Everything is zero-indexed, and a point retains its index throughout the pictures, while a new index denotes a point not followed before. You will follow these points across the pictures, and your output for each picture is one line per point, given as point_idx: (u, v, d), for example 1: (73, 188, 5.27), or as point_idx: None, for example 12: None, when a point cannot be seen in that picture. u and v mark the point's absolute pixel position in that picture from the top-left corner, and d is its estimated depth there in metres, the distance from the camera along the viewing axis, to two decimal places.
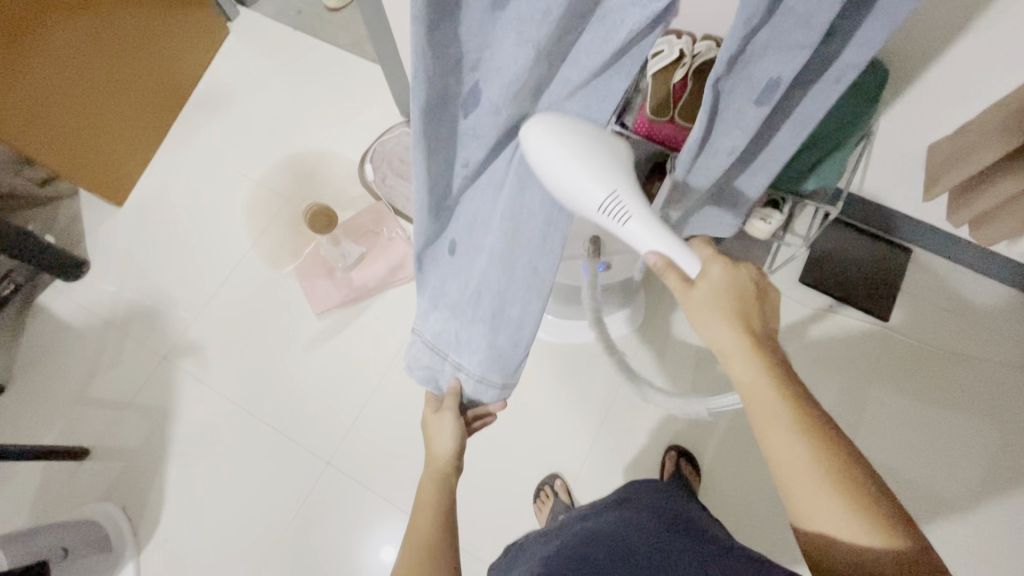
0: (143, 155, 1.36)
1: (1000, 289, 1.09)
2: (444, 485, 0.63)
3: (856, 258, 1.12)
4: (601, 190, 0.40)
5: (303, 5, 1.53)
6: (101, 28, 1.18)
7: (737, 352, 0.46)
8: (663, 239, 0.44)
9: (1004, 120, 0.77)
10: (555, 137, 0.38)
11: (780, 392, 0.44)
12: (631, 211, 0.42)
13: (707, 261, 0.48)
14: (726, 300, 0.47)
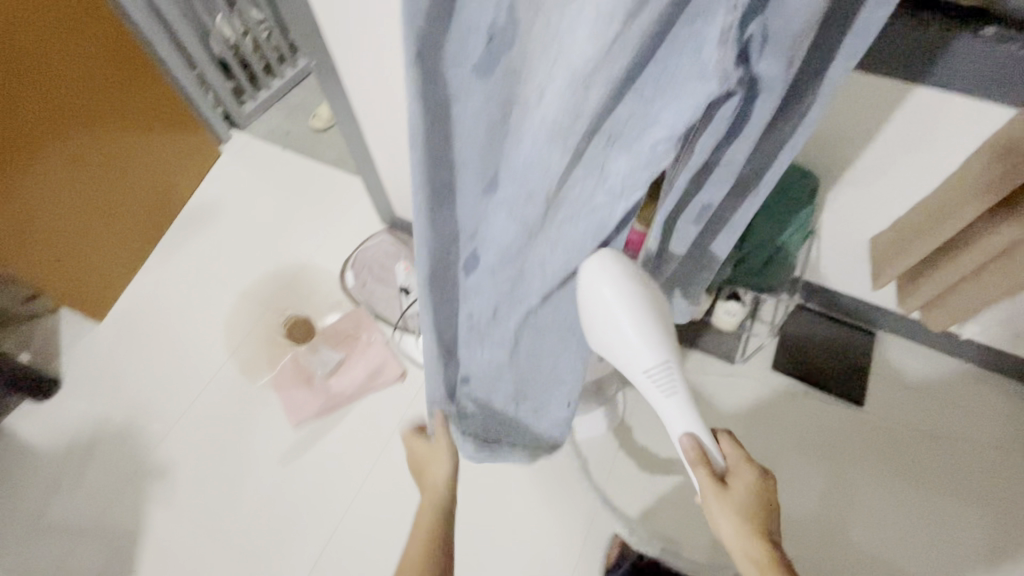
0: (130, 269, 1.40)
1: (961, 366, 1.13)
2: (440, 522, 0.69)
3: (824, 342, 1.16)
4: (648, 354, 0.55)
5: (292, 128, 1.66)
6: (99, 152, 1.27)
7: (739, 534, 0.58)
8: (689, 420, 0.58)
9: (933, 214, 0.84)
10: (615, 288, 0.53)
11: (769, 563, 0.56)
12: (672, 385, 0.56)
13: (739, 466, 0.62)
14: (752, 504, 0.59)
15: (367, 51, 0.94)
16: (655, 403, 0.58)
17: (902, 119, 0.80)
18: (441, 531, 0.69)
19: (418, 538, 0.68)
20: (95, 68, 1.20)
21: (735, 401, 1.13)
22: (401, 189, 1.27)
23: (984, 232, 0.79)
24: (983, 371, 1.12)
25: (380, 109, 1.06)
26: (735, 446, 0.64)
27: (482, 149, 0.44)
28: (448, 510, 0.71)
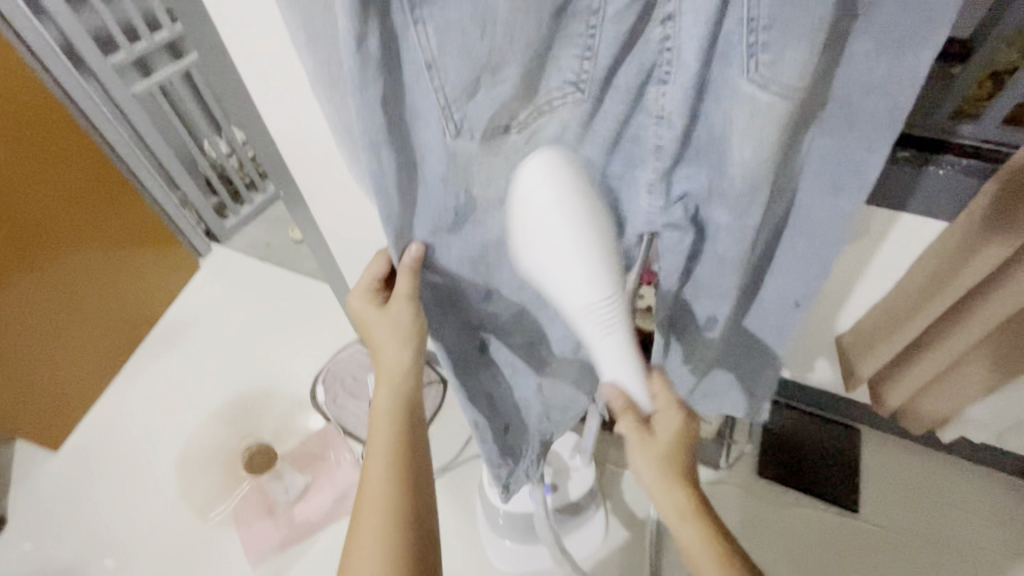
0: (93, 392, 1.36)
1: (955, 462, 1.09)
2: (407, 443, 0.62)
3: (810, 443, 1.11)
4: (593, 293, 0.49)
5: (272, 239, 1.70)
6: (71, 278, 1.29)
7: (663, 478, 0.61)
8: (611, 360, 0.57)
9: (901, 308, 0.82)
10: (573, 211, 0.44)
11: (686, 496, 0.61)
12: (611, 322, 0.53)
13: (666, 406, 0.63)
14: (676, 444, 0.62)
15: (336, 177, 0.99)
16: (590, 340, 0.55)
17: (890, 243, 0.84)
18: (410, 454, 0.61)
19: (385, 467, 0.59)
20: (80, 193, 1.27)
21: (724, 513, 1.06)
22: None
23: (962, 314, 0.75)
24: (979, 467, 1.08)
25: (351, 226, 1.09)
26: (662, 388, 0.63)
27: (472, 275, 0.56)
28: (413, 424, 0.63)
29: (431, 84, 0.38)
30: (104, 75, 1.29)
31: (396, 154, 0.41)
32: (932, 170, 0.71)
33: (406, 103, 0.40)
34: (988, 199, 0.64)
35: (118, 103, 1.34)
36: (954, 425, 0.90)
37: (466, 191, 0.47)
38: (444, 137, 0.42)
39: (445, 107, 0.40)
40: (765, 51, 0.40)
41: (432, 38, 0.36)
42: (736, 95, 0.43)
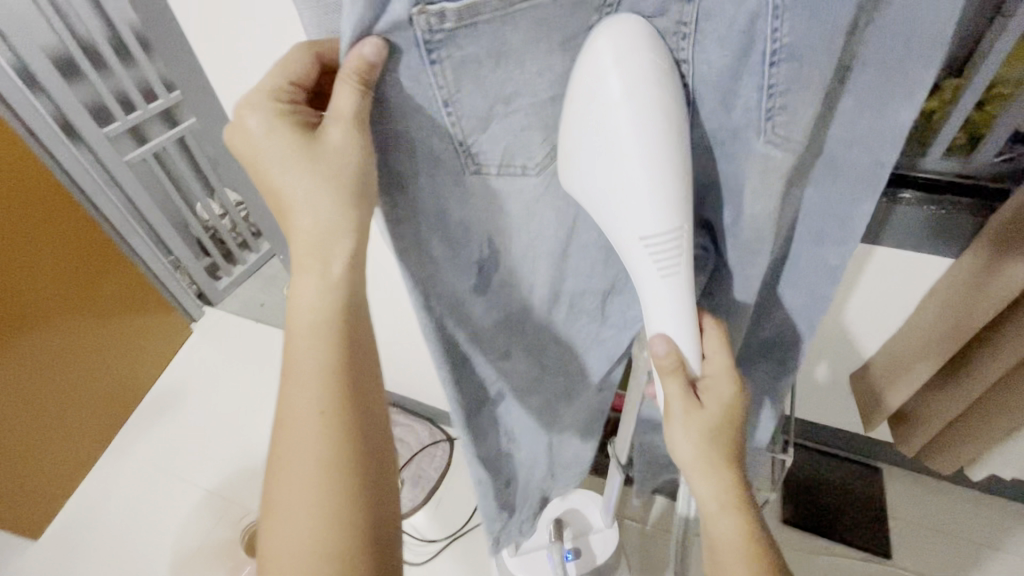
0: (78, 470, 1.29)
1: (982, 499, 1.06)
2: (341, 365, 0.41)
3: (832, 485, 1.08)
4: (657, 213, 0.34)
5: (266, 298, 1.67)
6: (58, 352, 1.24)
7: (700, 458, 0.46)
8: (676, 323, 0.39)
9: (914, 349, 0.81)
10: (631, 83, 0.31)
11: (727, 483, 0.46)
12: (672, 262, 0.36)
13: (716, 369, 0.44)
14: (715, 420, 0.44)
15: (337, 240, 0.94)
16: (642, 291, 0.39)
17: (871, 273, 0.86)
18: (348, 387, 0.41)
19: (309, 403, 0.40)
20: (69, 265, 1.24)
21: None
22: None
23: (981, 349, 0.75)
24: (1006, 503, 1.05)
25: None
26: (715, 345, 0.44)
27: (489, 342, 0.51)
28: (354, 336, 0.42)
29: (445, 121, 0.33)
30: (96, 144, 1.28)
31: (418, 213, 0.38)
32: (930, 211, 0.74)
33: (423, 159, 0.35)
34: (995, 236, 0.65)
35: (111, 171, 1.34)
36: (983, 463, 0.89)
37: (492, 250, 0.42)
38: (473, 196, 0.38)
39: (459, 144, 0.35)
40: (782, 113, 0.32)
41: (450, 77, 0.31)
42: (747, 155, 0.35)
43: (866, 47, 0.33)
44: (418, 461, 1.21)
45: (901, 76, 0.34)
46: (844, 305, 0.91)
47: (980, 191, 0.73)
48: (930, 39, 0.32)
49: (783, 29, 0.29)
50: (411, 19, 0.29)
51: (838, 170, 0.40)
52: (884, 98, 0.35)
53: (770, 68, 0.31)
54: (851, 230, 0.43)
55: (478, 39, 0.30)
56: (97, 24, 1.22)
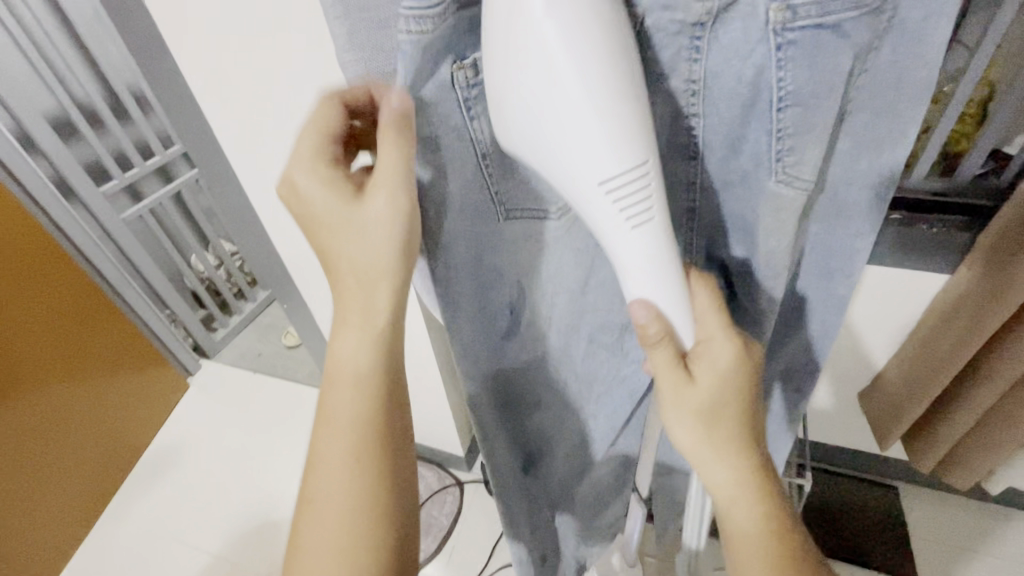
0: (71, 538, 1.25)
1: (1001, 513, 1.05)
2: (376, 413, 0.43)
3: (852, 508, 1.07)
4: (616, 150, 0.29)
5: (263, 347, 1.64)
6: (52, 417, 1.20)
7: (700, 438, 0.41)
8: (656, 279, 0.34)
9: (924, 367, 0.81)
10: (565, 8, 0.26)
11: (735, 452, 0.41)
12: (643, 209, 0.32)
13: (707, 330, 0.39)
14: (713, 392, 0.39)
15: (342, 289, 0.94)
16: (610, 247, 0.34)
17: (872, 293, 0.88)
18: (382, 435, 0.43)
19: (346, 446, 0.42)
20: (64, 326, 1.22)
21: None
22: None
23: (990, 364, 0.76)
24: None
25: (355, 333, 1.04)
26: (704, 301, 0.39)
27: (511, 393, 0.49)
28: (390, 387, 0.44)
29: (481, 172, 0.34)
30: (94, 204, 1.29)
31: (466, 257, 0.37)
32: (925, 229, 0.77)
33: (461, 210, 0.35)
34: (994, 253, 0.68)
35: (108, 228, 1.34)
36: (999, 475, 0.90)
37: (520, 295, 0.41)
38: (505, 241, 0.37)
39: (491, 194, 0.35)
40: (790, 155, 0.33)
41: (488, 132, 0.32)
42: (761, 195, 0.35)
43: (860, 93, 0.34)
44: (428, 508, 1.19)
45: (897, 118, 0.35)
46: (846, 325, 0.92)
47: (967, 209, 0.76)
48: (924, 85, 0.33)
49: (787, 79, 0.30)
50: (448, 77, 0.30)
51: (840, 206, 0.41)
52: (876, 139, 0.37)
53: (777, 114, 0.32)
54: (857, 260, 0.44)
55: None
56: (93, 88, 1.24)
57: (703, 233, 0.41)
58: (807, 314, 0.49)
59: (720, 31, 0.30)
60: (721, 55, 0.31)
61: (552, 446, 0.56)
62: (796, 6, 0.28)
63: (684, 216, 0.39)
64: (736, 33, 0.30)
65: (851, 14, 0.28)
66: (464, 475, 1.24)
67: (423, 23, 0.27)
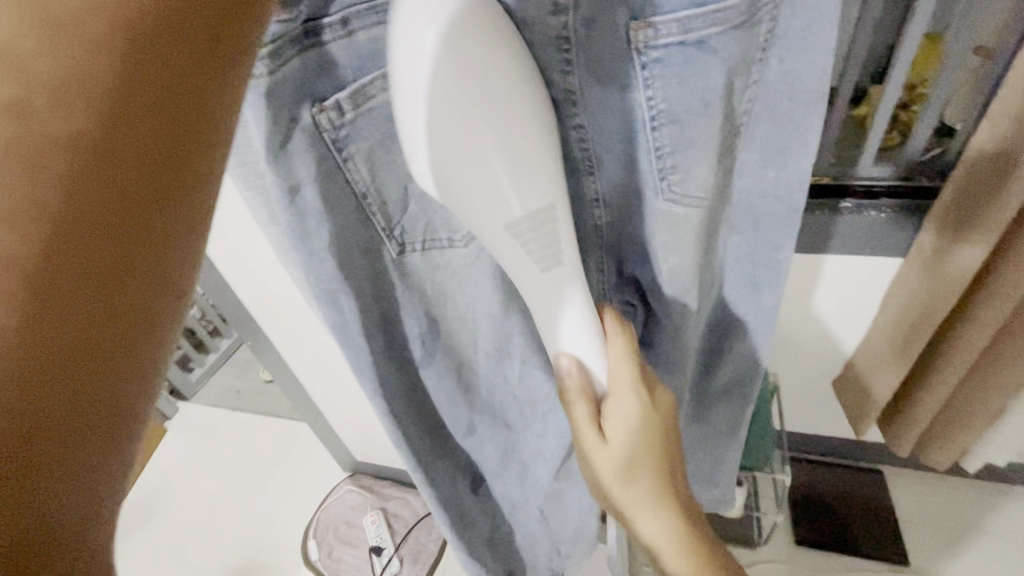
0: None
1: (983, 490, 1.06)
2: (117, 162, 0.14)
3: (837, 496, 1.07)
4: (518, 194, 0.30)
5: (242, 384, 1.53)
6: None
7: (629, 498, 0.41)
8: (567, 330, 0.36)
9: (890, 353, 0.81)
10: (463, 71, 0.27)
11: (659, 493, 0.41)
12: (553, 255, 0.33)
13: (620, 386, 0.38)
14: (628, 446, 0.39)
15: (288, 336, 0.88)
16: (530, 293, 0.35)
17: (832, 281, 0.88)
18: (124, 242, 0.15)
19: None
20: None
21: None
22: (358, 438, 1.13)
23: (950, 343, 0.77)
24: (1006, 491, 1.05)
25: (310, 378, 0.98)
26: (621, 357, 0.38)
27: (455, 420, 0.49)
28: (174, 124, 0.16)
29: (364, 210, 0.33)
30: None
31: (359, 299, 0.35)
32: (877, 216, 0.78)
33: (338, 261, 0.33)
34: (952, 207, 0.66)
35: None
36: (976, 454, 0.91)
37: (431, 325, 0.40)
38: (405, 277, 0.37)
39: (385, 232, 0.34)
40: (674, 173, 0.34)
41: (365, 171, 0.31)
42: (651, 212, 0.37)
43: (759, 104, 0.36)
44: (415, 537, 1.16)
45: (796, 127, 0.36)
46: (810, 314, 0.93)
47: (918, 193, 0.76)
48: (811, 97, 0.35)
49: (657, 98, 0.32)
50: (310, 121, 0.28)
51: (755, 216, 0.42)
52: (780, 148, 0.38)
53: (653, 132, 0.33)
54: (783, 267, 0.44)
55: (377, 125, 0.30)
56: None
57: (610, 252, 0.41)
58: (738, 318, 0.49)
59: (593, 43, 0.31)
60: (596, 66, 0.31)
61: (501, 470, 0.55)
62: (657, 25, 0.29)
63: (592, 234, 0.39)
64: (609, 41, 0.31)
65: (712, 31, 0.29)
66: None
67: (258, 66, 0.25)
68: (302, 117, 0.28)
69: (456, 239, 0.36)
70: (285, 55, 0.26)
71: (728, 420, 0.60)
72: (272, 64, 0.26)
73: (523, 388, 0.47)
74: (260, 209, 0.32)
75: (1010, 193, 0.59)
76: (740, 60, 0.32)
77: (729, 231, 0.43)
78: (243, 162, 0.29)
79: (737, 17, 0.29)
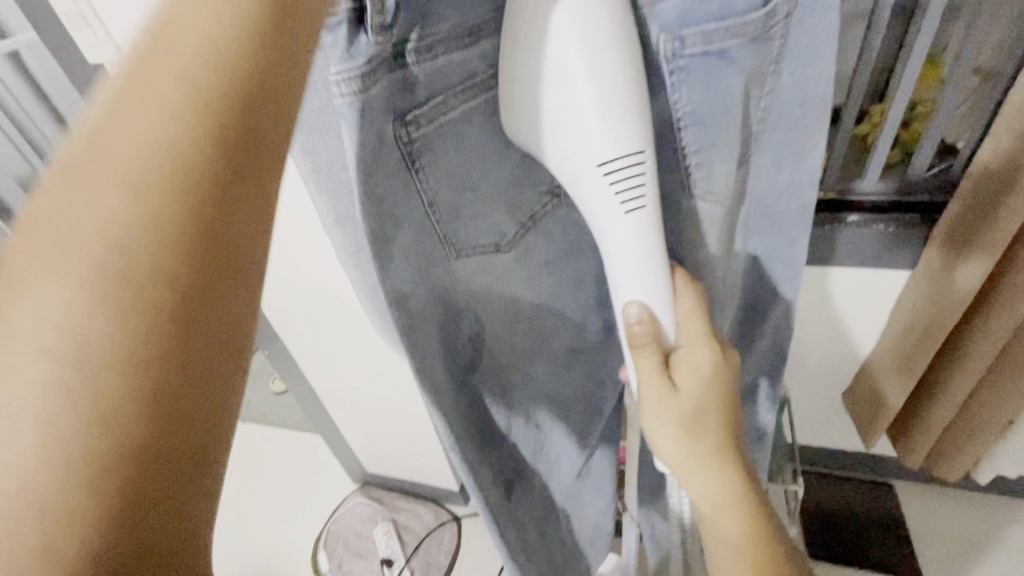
0: None
1: (994, 501, 1.06)
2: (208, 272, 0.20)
3: (850, 510, 1.07)
4: (617, 135, 0.32)
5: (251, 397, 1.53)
6: None
7: (688, 454, 0.43)
8: (644, 275, 0.37)
9: (897, 363, 0.83)
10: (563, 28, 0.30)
11: (724, 449, 0.43)
12: (637, 193, 0.34)
13: (690, 337, 0.40)
14: (701, 398, 0.41)
15: (306, 343, 0.90)
16: (606, 234, 0.36)
17: (841, 294, 0.89)
18: (200, 314, 0.20)
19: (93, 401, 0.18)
20: None
21: None
22: (371, 447, 1.13)
23: (958, 353, 0.78)
24: (1017, 501, 1.05)
25: (326, 387, 0.99)
26: (690, 305, 0.40)
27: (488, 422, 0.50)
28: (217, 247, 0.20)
29: (429, 220, 0.35)
30: None
31: (423, 302, 0.37)
32: (881, 229, 0.80)
33: (407, 261, 0.35)
34: (960, 211, 0.68)
35: None
36: (989, 464, 0.91)
37: (482, 328, 0.42)
38: (459, 289, 0.39)
39: (442, 238, 0.36)
40: (699, 169, 0.37)
41: (433, 180, 0.34)
42: (680, 211, 0.39)
43: (771, 114, 0.38)
44: (428, 547, 1.16)
45: (805, 132, 0.39)
46: (820, 326, 0.94)
47: (919, 207, 0.79)
48: (818, 101, 0.37)
49: (682, 100, 0.34)
50: (390, 134, 0.31)
51: (769, 218, 0.44)
52: (792, 152, 0.40)
53: (679, 132, 0.35)
54: (798, 265, 0.46)
55: (445, 138, 0.33)
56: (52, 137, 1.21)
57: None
58: (763, 314, 0.51)
59: None
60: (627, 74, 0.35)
61: (531, 470, 0.56)
62: (683, 36, 0.32)
63: None
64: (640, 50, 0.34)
65: (735, 42, 0.32)
66: (461, 510, 1.22)
67: (352, 85, 0.28)
68: (387, 133, 0.30)
69: (503, 243, 0.39)
70: (377, 73, 0.28)
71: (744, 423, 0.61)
72: (363, 87, 0.28)
73: (556, 381, 0.49)
74: (326, 212, 0.32)
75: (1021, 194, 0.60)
76: (755, 70, 0.34)
77: (747, 235, 0.45)
78: (318, 168, 0.31)
79: (754, 31, 0.32)
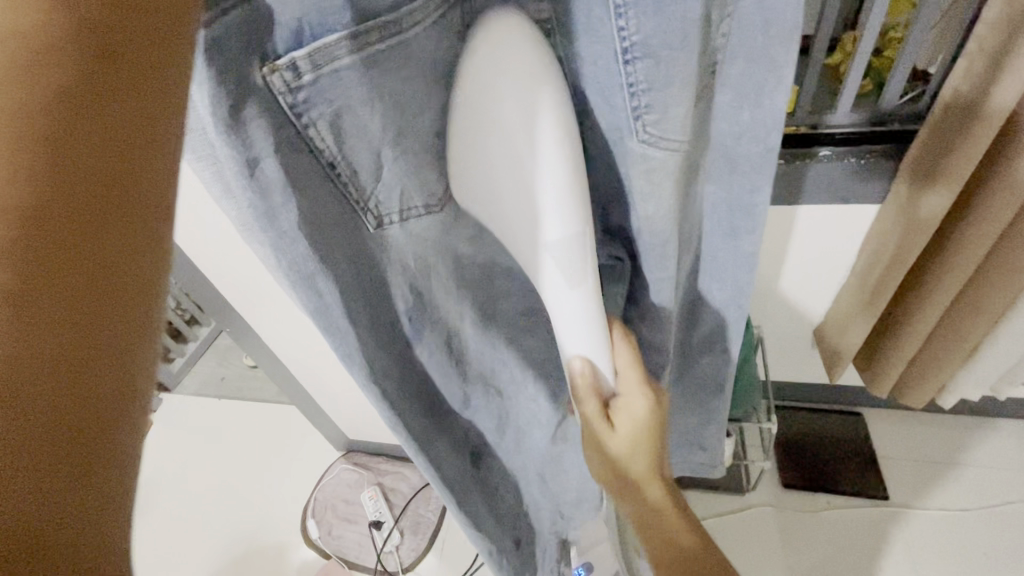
0: None
1: (957, 423, 1.11)
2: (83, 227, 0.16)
3: (819, 438, 1.11)
4: (562, 222, 0.33)
5: (226, 370, 1.50)
6: None
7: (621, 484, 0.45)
8: (587, 338, 0.38)
9: (864, 298, 0.83)
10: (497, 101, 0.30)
11: (658, 484, 0.45)
12: (580, 272, 0.35)
13: (629, 387, 0.42)
14: (636, 440, 0.43)
15: (269, 316, 0.86)
16: (550, 302, 0.37)
17: (810, 230, 0.88)
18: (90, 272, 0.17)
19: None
20: None
21: (761, 538, 1.04)
22: (350, 415, 1.12)
23: (929, 284, 0.77)
24: (976, 422, 1.11)
25: (297, 359, 0.96)
26: (624, 358, 0.42)
27: (450, 387, 0.48)
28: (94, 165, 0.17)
29: (334, 182, 0.31)
30: None
31: (339, 286, 0.34)
32: (854, 162, 0.77)
33: (312, 227, 0.31)
34: (928, 141, 0.65)
35: None
36: (952, 388, 0.94)
37: (416, 300, 0.40)
38: (381, 253, 0.36)
39: (359, 205, 0.32)
40: (650, 112, 0.33)
41: (331, 138, 0.29)
42: (628, 157, 0.36)
43: (733, 41, 0.35)
44: (414, 508, 1.18)
45: (771, 61, 0.35)
46: (791, 266, 0.94)
47: (891, 138, 0.76)
48: (788, 26, 0.33)
49: (631, 28, 0.30)
50: (260, 82, 0.26)
51: (733, 161, 0.41)
52: (757, 87, 0.37)
53: (628, 66, 0.32)
54: (760, 211, 0.44)
55: (342, 85, 0.28)
56: None
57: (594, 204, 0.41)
58: (727, 265, 0.49)
59: None
60: None
61: (499, 439, 0.56)
62: None
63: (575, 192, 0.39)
64: None
65: None
66: None
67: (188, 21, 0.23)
68: (252, 79, 0.26)
69: (433, 206, 0.35)
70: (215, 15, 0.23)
71: (713, 372, 0.61)
72: (217, 16, 0.23)
73: (514, 346, 0.48)
74: (213, 181, 0.29)
75: (995, 103, 0.56)
76: None
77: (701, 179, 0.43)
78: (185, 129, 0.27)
79: None
